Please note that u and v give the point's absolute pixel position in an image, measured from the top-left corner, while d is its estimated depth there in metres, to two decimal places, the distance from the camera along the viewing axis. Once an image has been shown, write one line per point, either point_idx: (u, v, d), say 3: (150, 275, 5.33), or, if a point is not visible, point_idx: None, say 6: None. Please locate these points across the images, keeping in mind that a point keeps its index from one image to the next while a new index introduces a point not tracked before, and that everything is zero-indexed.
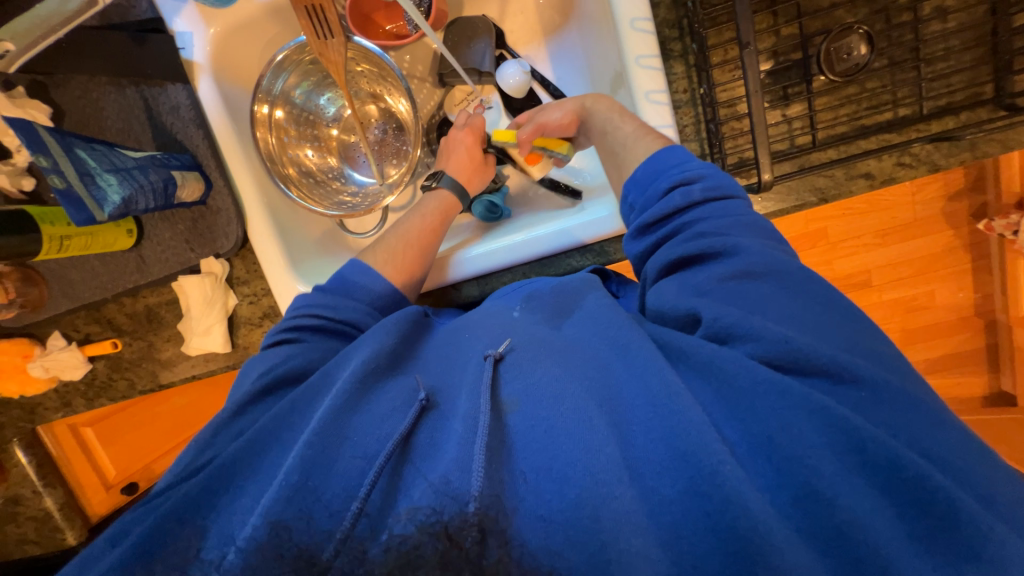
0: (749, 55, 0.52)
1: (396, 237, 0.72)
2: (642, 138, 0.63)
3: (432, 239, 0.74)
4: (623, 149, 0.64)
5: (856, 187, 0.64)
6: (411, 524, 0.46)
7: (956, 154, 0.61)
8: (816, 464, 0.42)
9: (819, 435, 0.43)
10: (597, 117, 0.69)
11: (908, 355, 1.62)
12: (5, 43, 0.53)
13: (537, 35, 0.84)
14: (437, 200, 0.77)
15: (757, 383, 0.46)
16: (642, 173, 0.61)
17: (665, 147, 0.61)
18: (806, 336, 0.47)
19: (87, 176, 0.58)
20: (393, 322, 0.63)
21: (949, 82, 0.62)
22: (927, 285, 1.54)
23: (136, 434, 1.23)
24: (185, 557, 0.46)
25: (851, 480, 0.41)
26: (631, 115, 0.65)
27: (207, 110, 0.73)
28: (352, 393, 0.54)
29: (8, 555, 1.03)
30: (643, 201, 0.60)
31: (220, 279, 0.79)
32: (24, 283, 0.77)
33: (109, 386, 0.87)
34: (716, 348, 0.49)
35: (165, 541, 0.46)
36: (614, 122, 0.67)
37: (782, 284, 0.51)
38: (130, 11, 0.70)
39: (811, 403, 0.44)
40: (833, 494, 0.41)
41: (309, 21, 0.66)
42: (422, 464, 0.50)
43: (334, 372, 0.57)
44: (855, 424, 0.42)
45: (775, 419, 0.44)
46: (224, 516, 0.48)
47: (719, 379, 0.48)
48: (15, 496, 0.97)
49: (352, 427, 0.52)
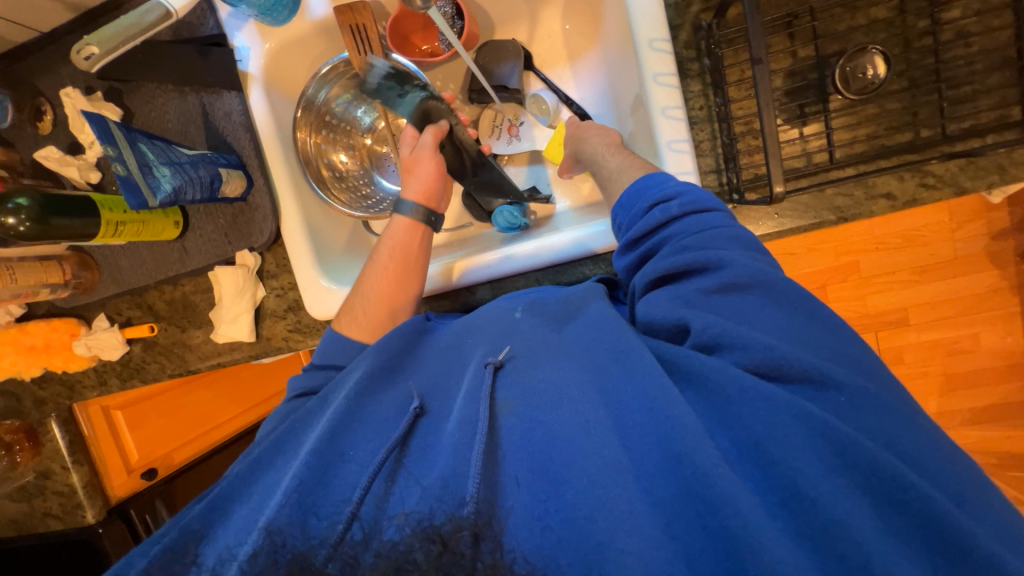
0: (761, 71, 0.54)
1: (362, 302, 0.72)
2: (626, 169, 0.66)
3: (404, 277, 0.73)
4: (610, 182, 0.68)
5: (876, 207, 0.64)
6: (400, 531, 0.50)
7: (984, 177, 0.61)
8: (801, 466, 0.42)
9: (806, 439, 0.43)
10: (586, 146, 0.73)
11: (949, 401, 1.51)
12: (91, 47, 0.60)
13: (563, 58, 0.89)
14: (399, 229, 0.76)
15: (744, 391, 0.46)
16: (626, 196, 0.62)
17: (647, 173, 0.63)
18: (815, 359, 0.47)
19: (145, 167, 0.65)
20: (384, 340, 0.64)
21: (976, 105, 0.62)
22: (969, 327, 1.46)
23: (163, 421, 1.29)
24: (189, 556, 0.53)
25: (832, 481, 0.42)
26: (616, 147, 0.70)
27: (255, 116, 0.80)
28: (354, 401, 0.58)
29: (31, 529, 1.07)
30: (627, 220, 0.61)
31: (252, 271, 0.84)
32: (80, 266, 0.84)
33: (142, 368, 0.92)
34: (706, 358, 0.49)
35: (188, 535, 0.54)
36: (597, 153, 0.71)
37: (767, 297, 0.51)
38: (199, 29, 0.79)
39: (796, 406, 0.44)
40: (813, 494, 0.41)
41: (353, 38, 0.74)
42: (416, 470, 0.54)
43: (328, 397, 0.61)
44: (847, 438, 0.42)
45: (759, 423, 0.45)
46: (240, 509, 0.55)
47: (709, 388, 0.48)
48: (47, 469, 1.02)
49: (348, 441, 0.56)
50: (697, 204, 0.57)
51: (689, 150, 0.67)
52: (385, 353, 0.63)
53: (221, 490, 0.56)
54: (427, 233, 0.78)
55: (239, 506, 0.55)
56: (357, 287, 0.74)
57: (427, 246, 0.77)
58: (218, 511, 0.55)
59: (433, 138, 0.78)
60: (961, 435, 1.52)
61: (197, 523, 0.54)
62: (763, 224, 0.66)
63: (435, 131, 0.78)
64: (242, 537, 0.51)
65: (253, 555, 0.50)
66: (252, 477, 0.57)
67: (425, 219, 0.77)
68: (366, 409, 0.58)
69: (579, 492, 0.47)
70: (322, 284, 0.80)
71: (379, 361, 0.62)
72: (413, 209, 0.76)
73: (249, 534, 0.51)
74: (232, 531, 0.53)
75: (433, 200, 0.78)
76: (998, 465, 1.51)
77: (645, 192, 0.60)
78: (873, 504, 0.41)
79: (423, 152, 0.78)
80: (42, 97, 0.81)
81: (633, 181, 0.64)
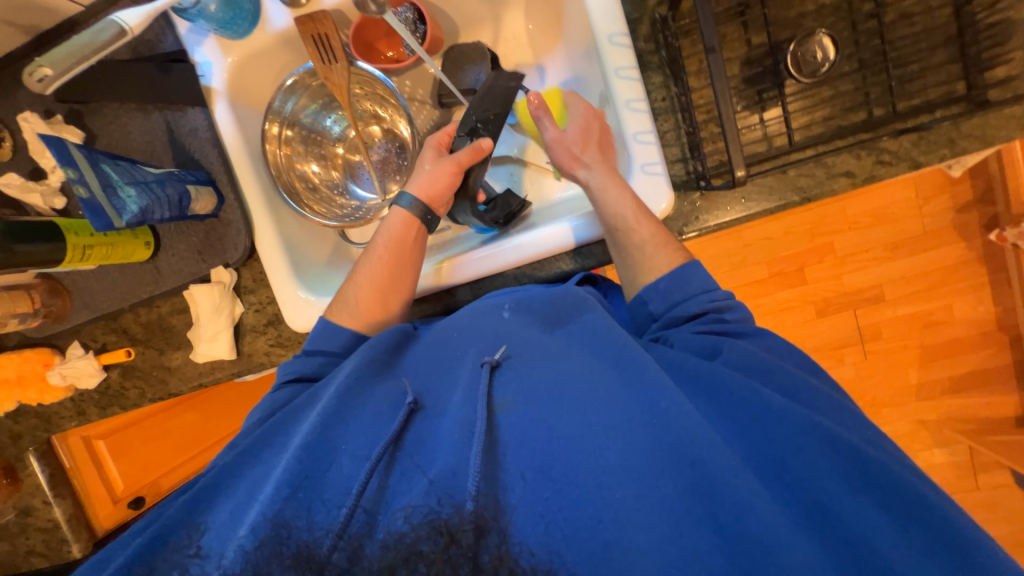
0: (715, 60, 0.56)
1: (353, 291, 0.72)
2: (659, 248, 0.65)
3: (396, 272, 0.72)
4: (638, 254, 0.66)
5: (838, 186, 0.66)
6: (407, 521, 0.50)
7: (936, 151, 0.63)
8: (824, 484, 0.47)
9: (832, 460, 0.48)
10: (614, 209, 0.68)
11: (928, 372, 1.55)
12: (43, 69, 0.58)
13: (529, 57, 0.89)
14: (394, 221, 0.74)
15: (773, 410, 0.51)
16: (666, 284, 0.64)
17: (682, 262, 0.66)
18: (816, 386, 0.55)
19: (109, 188, 0.64)
20: (379, 339, 0.65)
21: (925, 83, 0.65)
22: (942, 299, 1.50)
23: (147, 448, 1.26)
24: (185, 554, 0.50)
25: (855, 497, 0.47)
26: (648, 219, 0.66)
27: (222, 131, 0.80)
28: (339, 403, 0.56)
29: (15, 569, 1.03)
30: (668, 314, 0.65)
31: (228, 288, 0.83)
32: (49, 294, 0.82)
33: (121, 394, 0.90)
34: (733, 376, 0.54)
35: (164, 543, 0.50)
36: (630, 222, 0.66)
37: (772, 347, 0.61)
38: (158, 46, 0.79)
39: (821, 429, 0.50)
40: (836, 505, 0.46)
41: (315, 48, 0.74)
42: (421, 459, 0.53)
43: (320, 390, 0.62)
44: (861, 450, 0.48)
45: (785, 442, 0.50)
46: (219, 516, 0.52)
47: (733, 398, 0.53)
48: (28, 506, 0.99)
49: (342, 434, 0.55)
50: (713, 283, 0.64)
51: (655, 141, 0.68)
52: (379, 348, 0.63)
53: (210, 481, 0.55)
54: (421, 229, 0.75)
55: (226, 498, 0.54)
56: (345, 291, 0.73)
57: (422, 241, 0.75)
58: (203, 503, 0.54)
59: (467, 156, 0.73)
60: (943, 404, 1.55)
61: (175, 517, 0.52)
62: (730, 210, 0.68)
63: (471, 149, 0.73)
64: (226, 544, 0.50)
65: (258, 547, 0.48)
66: (241, 471, 0.56)
67: (421, 217, 0.75)
68: (357, 403, 0.57)
69: (586, 492, 0.49)
70: (300, 295, 0.80)
71: (370, 354, 0.62)
72: (412, 205, 0.74)
73: (234, 534, 0.50)
74: (221, 517, 0.52)
75: (437, 207, 0.76)
76: (979, 431, 1.54)
77: (688, 285, 0.64)
78: (897, 521, 0.46)
79: (446, 165, 0.74)
80: None
81: (673, 266, 0.65)
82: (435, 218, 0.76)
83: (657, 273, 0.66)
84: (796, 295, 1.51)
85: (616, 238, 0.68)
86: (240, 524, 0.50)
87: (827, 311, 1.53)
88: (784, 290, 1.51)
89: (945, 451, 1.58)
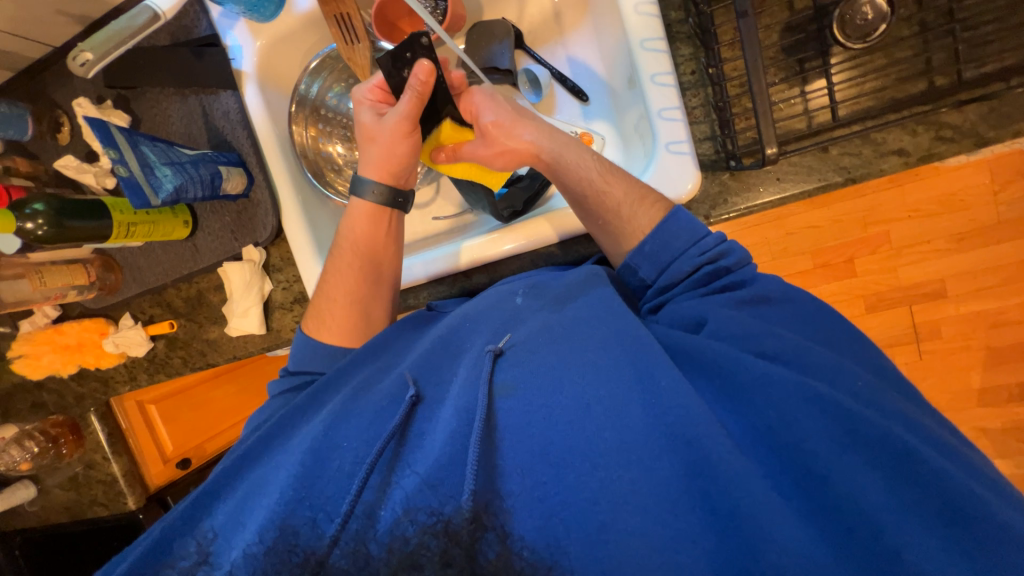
0: (746, 25, 0.53)
1: (322, 296, 0.73)
2: (638, 204, 0.63)
3: (376, 303, 0.73)
4: (622, 221, 0.63)
5: (887, 165, 0.60)
6: (410, 529, 0.52)
7: (1007, 126, 0.57)
8: (813, 448, 0.46)
9: (820, 423, 0.47)
10: (577, 172, 0.65)
11: (996, 377, 1.41)
12: (86, 53, 0.67)
13: (554, 34, 0.86)
14: (361, 217, 0.73)
15: (760, 378, 0.50)
16: (649, 253, 0.61)
17: (664, 214, 0.62)
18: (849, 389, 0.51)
19: (146, 168, 0.68)
20: (380, 339, 0.69)
21: (1000, 47, 0.58)
22: (1017, 297, 1.36)
23: (193, 414, 1.36)
24: (209, 549, 0.56)
25: (846, 460, 0.45)
26: (615, 176, 0.64)
27: (251, 114, 0.82)
28: (347, 403, 0.60)
29: (80, 516, 1.13)
30: (661, 278, 0.62)
31: (258, 266, 0.86)
32: (104, 269, 0.88)
33: (167, 363, 0.96)
34: (725, 364, 0.52)
35: (171, 547, 0.57)
36: (599, 185, 0.64)
37: (795, 317, 0.58)
38: (194, 31, 0.82)
39: (811, 392, 0.48)
40: (826, 473, 0.45)
41: (337, 28, 0.76)
42: (411, 460, 0.55)
43: (321, 392, 0.65)
44: (885, 447, 0.46)
45: (774, 413, 0.48)
46: (242, 508, 0.57)
47: (720, 378, 0.52)
48: (91, 460, 1.09)
49: (342, 432, 0.57)
50: (742, 264, 0.60)
51: (682, 118, 0.65)
52: (376, 351, 0.67)
53: (205, 489, 0.60)
54: (398, 215, 0.75)
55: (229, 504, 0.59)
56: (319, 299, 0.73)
57: (397, 225, 0.75)
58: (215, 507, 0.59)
59: (409, 112, 0.65)
60: (1009, 411, 1.42)
61: (179, 521, 0.57)
62: (765, 191, 0.63)
63: (411, 102, 0.64)
64: (253, 528, 0.54)
65: (271, 549, 0.53)
66: (240, 474, 0.61)
67: (391, 201, 0.73)
68: (363, 401, 0.60)
69: (582, 476, 0.49)
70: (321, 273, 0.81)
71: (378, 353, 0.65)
72: (372, 190, 0.72)
73: (253, 529, 0.54)
74: (224, 523, 0.57)
75: (399, 178, 0.72)
76: None
77: (665, 249, 0.61)
78: (889, 481, 0.45)
79: (394, 135, 0.68)
80: (59, 109, 0.85)
81: (654, 224, 0.62)
82: (405, 198, 0.74)
83: (643, 232, 0.63)
84: (843, 288, 1.40)
85: (586, 210, 0.66)
86: (243, 527, 0.56)
87: (878, 306, 1.41)
88: (830, 283, 1.40)
89: (1010, 462, 1.44)
